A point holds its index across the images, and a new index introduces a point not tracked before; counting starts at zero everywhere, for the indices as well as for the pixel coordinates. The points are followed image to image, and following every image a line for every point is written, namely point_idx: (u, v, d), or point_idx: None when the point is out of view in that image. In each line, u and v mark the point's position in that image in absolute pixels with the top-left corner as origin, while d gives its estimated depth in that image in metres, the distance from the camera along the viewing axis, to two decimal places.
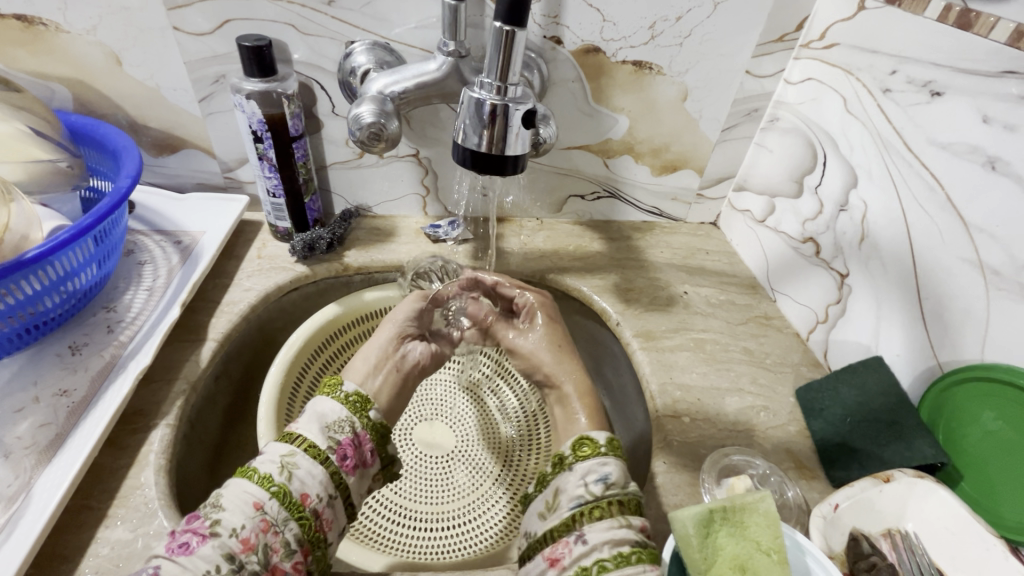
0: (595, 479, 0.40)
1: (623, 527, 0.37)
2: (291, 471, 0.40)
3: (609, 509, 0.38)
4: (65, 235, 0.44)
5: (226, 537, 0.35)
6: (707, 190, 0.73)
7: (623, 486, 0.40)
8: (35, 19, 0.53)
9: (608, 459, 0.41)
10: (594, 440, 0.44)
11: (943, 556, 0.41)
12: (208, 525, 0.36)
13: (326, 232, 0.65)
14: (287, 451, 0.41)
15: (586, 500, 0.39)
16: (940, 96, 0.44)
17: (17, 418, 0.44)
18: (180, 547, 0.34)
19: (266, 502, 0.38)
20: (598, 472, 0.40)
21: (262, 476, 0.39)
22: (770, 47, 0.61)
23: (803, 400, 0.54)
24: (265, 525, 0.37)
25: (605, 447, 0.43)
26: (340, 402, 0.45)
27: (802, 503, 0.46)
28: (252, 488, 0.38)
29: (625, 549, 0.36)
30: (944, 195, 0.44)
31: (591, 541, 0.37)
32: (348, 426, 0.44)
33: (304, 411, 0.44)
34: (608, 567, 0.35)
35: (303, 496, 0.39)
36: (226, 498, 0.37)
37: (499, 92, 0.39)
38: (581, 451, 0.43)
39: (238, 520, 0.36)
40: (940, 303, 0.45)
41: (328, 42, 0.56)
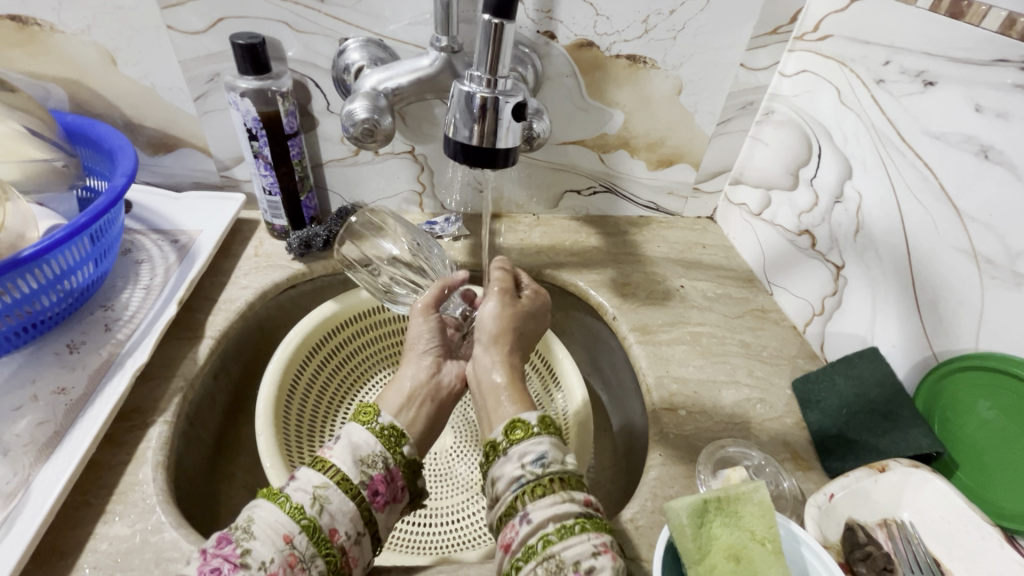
0: (532, 460, 0.39)
1: (567, 501, 0.36)
2: (322, 505, 0.38)
3: (551, 486, 0.37)
4: (61, 233, 0.44)
5: (255, 570, 0.34)
6: (704, 184, 0.73)
7: (562, 462, 0.38)
8: (29, 20, 0.53)
9: (541, 439, 0.40)
10: (527, 421, 0.41)
11: (940, 546, 0.41)
12: (239, 553, 0.34)
13: (322, 229, 0.64)
14: (320, 482, 0.39)
15: (528, 479, 0.38)
16: (933, 86, 0.44)
17: (15, 415, 0.44)
18: (212, 574, 0.33)
19: (297, 536, 0.36)
20: (535, 453, 0.39)
21: (293, 506, 0.38)
22: (764, 40, 0.61)
23: (800, 392, 0.54)
24: (293, 560, 0.36)
25: (538, 428, 0.41)
26: (375, 435, 0.44)
27: (798, 493, 0.46)
28: (284, 518, 0.37)
29: (569, 521, 0.35)
30: (938, 184, 0.44)
31: (535, 519, 0.36)
32: (381, 461, 0.43)
33: (339, 437, 0.43)
34: (552, 541, 0.34)
35: (332, 531, 0.38)
36: (258, 526, 0.36)
37: (489, 85, 0.39)
38: (513, 435, 0.41)
39: (268, 552, 0.35)
40: (935, 293, 0.45)
41: (321, 39, 0.56)
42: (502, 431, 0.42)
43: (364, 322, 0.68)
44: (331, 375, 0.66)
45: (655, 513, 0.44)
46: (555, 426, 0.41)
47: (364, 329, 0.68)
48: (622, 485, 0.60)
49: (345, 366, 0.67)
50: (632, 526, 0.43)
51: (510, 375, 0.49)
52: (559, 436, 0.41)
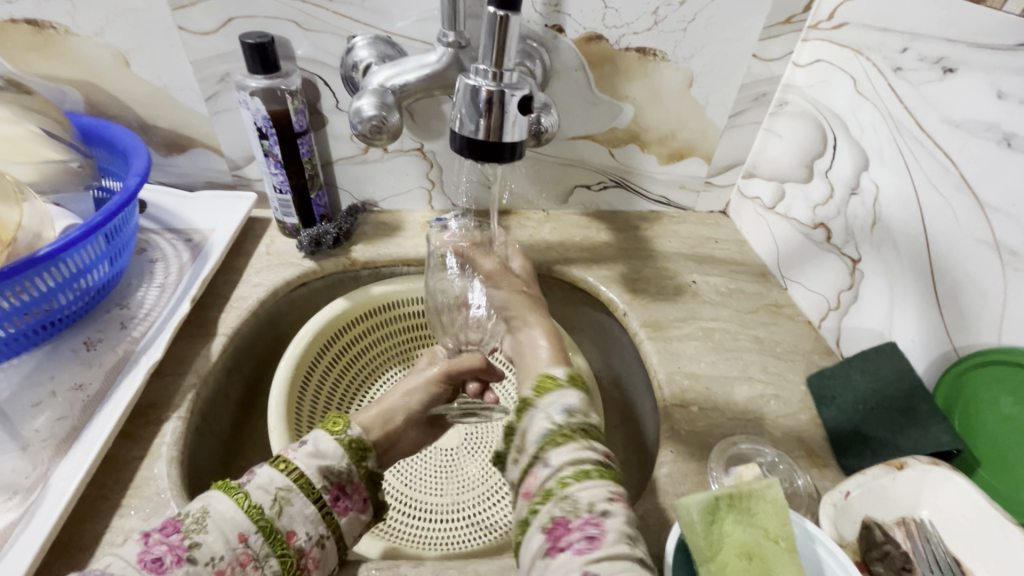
0: (558, 410, 0.42)
1: (586, 448, 0.39)
2: (282, 507, 0.41)
3: (572, 435, 0.40)
4: (76, 232, 0.45)
5: (202, 565, 0.36)
6: (716, 178, 0.72)
7: (585, 416, 0.42)
8: (45, 23, 0.54)
9: (568, 391, 0.44)
10: (555, 376, 0.46)
11: (960, 544, 0.40)
12: (187, 546, 0.36)
13: (333, 227, 0.65)
14: (281, 484, 0.41)
15: (551, 429, 0.41)
16: (953, 73, 0.43)
17: (35, 411, 0.45)
18: (153, 563, 0.34)
19: (251, 535, 0.39)
20: (560, 404, 0.43)
21: (252, 505, 0.39)
22: (777, 30, 0.59)
23: (815, 388, 0.53)
24: (244, 559, 0.38)
25: (565, 381, 0.45)
26: (342, 445, 0.46)
27: (812, 491, 0.45)
28: (240, 516, 0.39)
29: (586, 466, 0.38)
30: (959, 174, 0.43)
31: (554, 464, 0.39)
32: (345, 471, 0.45)
33: (305, 442, 0.45)
34: (569, 483, 0.38)
35: (289, 533, 0.40)
36: (212, 518, 0.38)
37: (495, 78, 0.39)
38: (542, 388, 0.45)
39: (218, 547, 0.37)
40: (956, 286, 0.44)
41: (329, 37, 0.56)
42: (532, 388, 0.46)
43: (371, 321, 0.67)
44: (342, 372, 0.66)
45: (667, 510, 0.44)
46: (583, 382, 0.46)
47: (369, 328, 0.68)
48: (633, 482, 0.60)
49: (356, 362, 0.68)
50: (643, 523, 0.43)
51: (549, 337, 0.53)
52: (586, 391, 0.45)
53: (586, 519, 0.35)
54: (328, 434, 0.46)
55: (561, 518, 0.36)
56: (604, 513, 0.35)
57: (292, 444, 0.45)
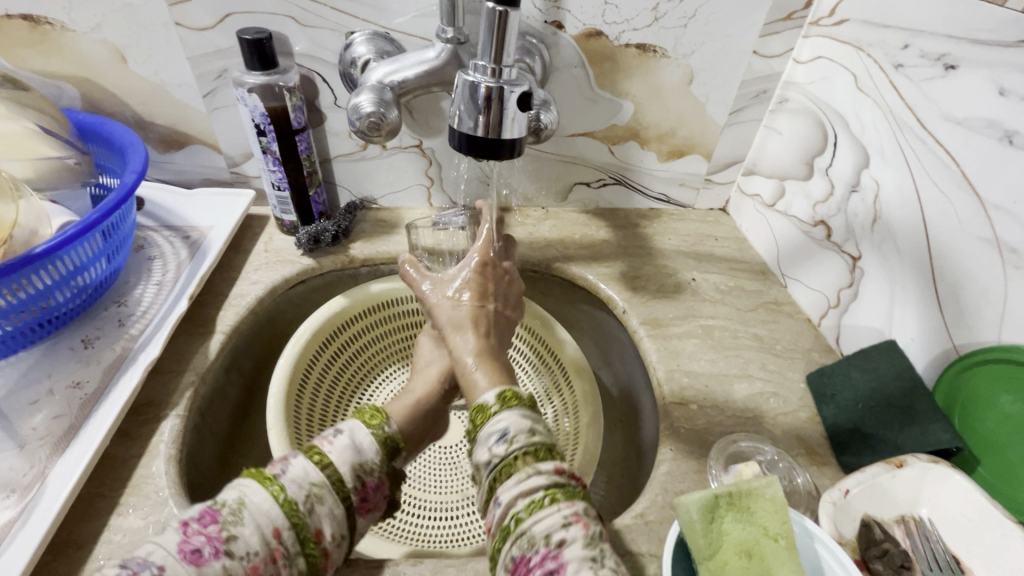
0: (495, 440, 0.38)
1: (534, 475, 0.35)
2: (314, 505, 0.38)
3: (516, 464, 0.36)
4: (73, 230, 0.45)
5: (238, 560, 0.33)
6: (715, 175, 0.72)
7: (528, 434, 0.37)
8: (41, 19, 0.54)
9: (503, 415, 0.39)
10: (485, 403, 0.41)
11: (960, 543, 0.40)
12: (224, 539, 0.34)
13: (332, 224, 0.64)
14: (317, 480, 0.39)
15: (496, 462, 0.37)
16: (954, 70, 0.43)
17: (32, 409, 0.45)
18: (191, 554, 0.32)
19: (285, 531, 0.36)
20: (496, 432, 0.38)
21: (288, 500, 0.37)
22: (778, 27, 0.59)
23: (814, 386, 0.53)
24: (276, 555, 0.35)
25: (497, 406, 0.40)
26: (376, 440, 0.44)
27: (812, 489, 0.45)
28: (275, 510, 0.36)
29: (537, 494, 0.34)
30: (960, 172, 0.43)
31: (504, 501, 0.35)
32: (375, 469, 0.42)
33: (341, 433, 0.42)
34: (522, 518, 0.33)
35: (317, 533, 0.38)
36: (250, 511, 0.35)
37: (494, 74, 0.39)
38: (477, 419, 0.40)
39: (254, 541, 0.35)
40: (957, 284, 0.44)
41: (328, 33, 0.56)
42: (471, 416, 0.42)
43: (369, 318, 0.67)
44: (340, 369, 0.66)
45: (666, 508, 0.43)
46: (515, 400, 0.41)
47: (367, 323, 0.67)
48: (632, 479, 0.60)
49: (355, 360, 0.68)
50: (643, 521, 0.43)
51: (478, 352, 0.48)
52: (524, 407, 0.40)
53: (545, 554, 0.32)
54: (365, 428, 0.44)
55: (521, 556, 0.32)
56: (562, 543, 0.32)
57: (328, 434, 0.42)
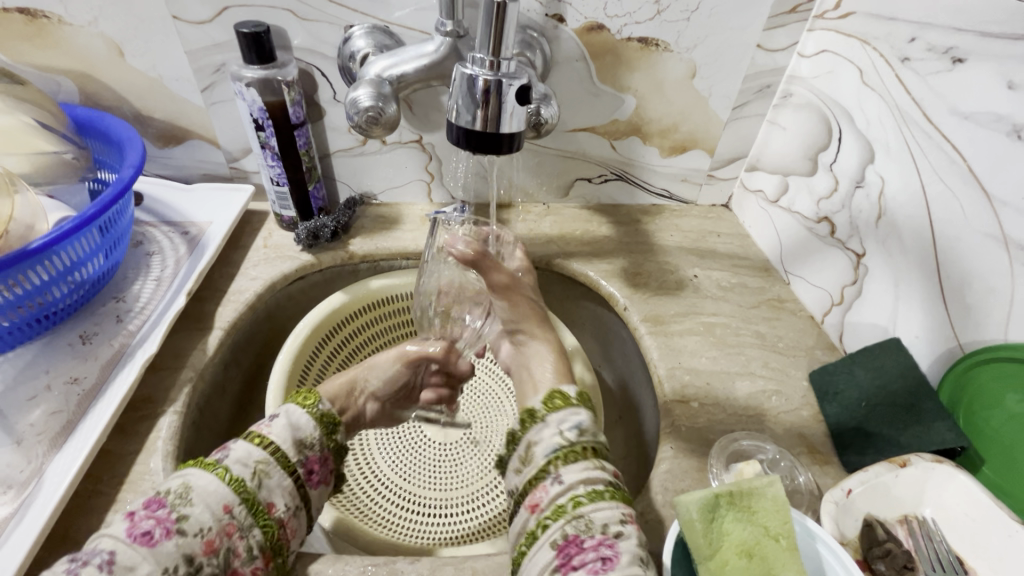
0: (568, 426, 0.44)
1: (596, 468, 0.41)
2: (262, 479, 0.41)
3: (582, 453, 0.42)
4: (70, 225, 0.44)
5: (191, 536, 0.36)
6: (718, 171, 0.71)
7: (594, 434, 0.44)
8: (38, 12, 0.54)
9: (579, 410, 0.46)
10: (566, 394, 0.48)
11: (963, 543, 0.39)
12: (175, 519, 0.36)
13: (331, 220, 0.64)
14: (261, 458, 0.41)
15: (562, 445, 0.42)
16: (963, 63, 0.42)
17: (30, 405, 0.45)
18: (142, 536, 0.35)
19: (236, 506, 0.38)
20: (571, 420, 0.44)
21: (233, 478, 0.39)
22: (783, 19, 0.58)
23: (817, 384, 0.52)
24: (231, 528, 0.38)
25: (576, 400, 0.47)
26: (314, 418, 0.46)
27: (814, 488, 0.45)
28: (222, 489, 0.38)
29: (599, 486, 0.39)
30: (967, 167, 0.42)
31: (565, 481, 0.40)
32: (316, 443, 0.46)
33: (278, 416, 0.45)
34: (582, 502, 0.39)
35: (269, 504, 0.40)
36: (196, 492, 0.37)
37: (493, 67, 0.38)
38: (553, 405, 0.46)
39: (206, 519, 0.37)
40: (963, 282, 0.43)
41: (326, 27, 0.55)
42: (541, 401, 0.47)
43: (369, 314, 0.67)
44: (340, 365, 0.66)
45: (666, 507, 0.43)
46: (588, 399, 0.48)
47: (369, 319, 0.67)
48: (633, 477, 0.60)
49: (354, 357, 0.67)
50: (643, 519, 0.42)
51: (555, 352, 0.55)
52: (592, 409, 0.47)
53: (599, 541, 0.36)
54: (301, 408, 0.46)
55: (573, 536, 0.37)
56: (618, 535, 0.36)
57: (263, 420, 0.44)
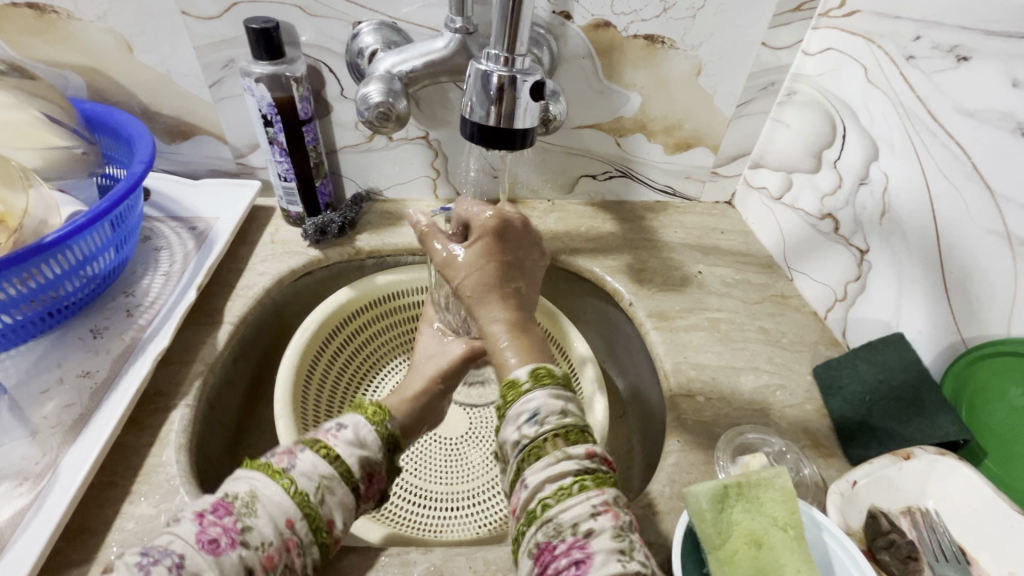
0: (526, 419, 0.37)
1: (562, 460, 0.35)
2: (324, 496, 0.39)
3: (546, 447, 0.35)
4: (83, 219, 0.45)
5: (253, 550, 0.34)
6: (722, 168, 0.71)
7: (557, 419, 0.36)
8: (47, 7, 0.54)
9: (534, 394, 0.38)
10: (517, 377, 0.40)
11: (966, 535, 0.40)
12: (239, 529, 0.34)
13: (338, 216, 0.64)
14: (326, 473, 0.39)
15: (526, 443, 0.36)
16: (967, 61, 0.43)
17: (43, 398, 0.45)
18: (209, 544, 0.33)
19: (298, 521, 0.37)
20: (527, 411, 0.37)
21: (299, 492, 0.38)
22: (787, 17, 0.59)
23: (821, 378, 0.53)
24: (291, 544, 0.36)
25: (530, 384, 0.39)
26: (380, 437, 0.44)
27: (819, 480, 0.45)
28: (287, 502, 0.37)
29: (566, 481, 0.34)
30: (970, 164, 0.43)
31: (532, 485, 0.35)
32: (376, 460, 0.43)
33: (345, 428, 0.43)
34: (550, 505, 0.34)
35: (329, 522, 0.38)
36: (262, 503, 0.36)
37: (507, 64, 0.39)
38: (507, 398, 0.39)
39: (268, 531, 0.35)
40: (965, 277, 0.44)
41: (334, 23, 0.55)
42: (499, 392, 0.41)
43: (380, 310, 0.68)
44: (347, 361, 0.66)
45: (674, 498, 0.44)
46: (549, 378, 0.39)
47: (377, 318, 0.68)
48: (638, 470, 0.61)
49: (360, 352, 0.68)
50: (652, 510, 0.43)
51: (512, 324, 0.44)
52: (557, 387, 0.39)
53: (571, 543, 0.32)
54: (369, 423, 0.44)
55: (546, 543, 0.33)
56: (590, 534, 0.32)
57: (330, 428, 0.42)
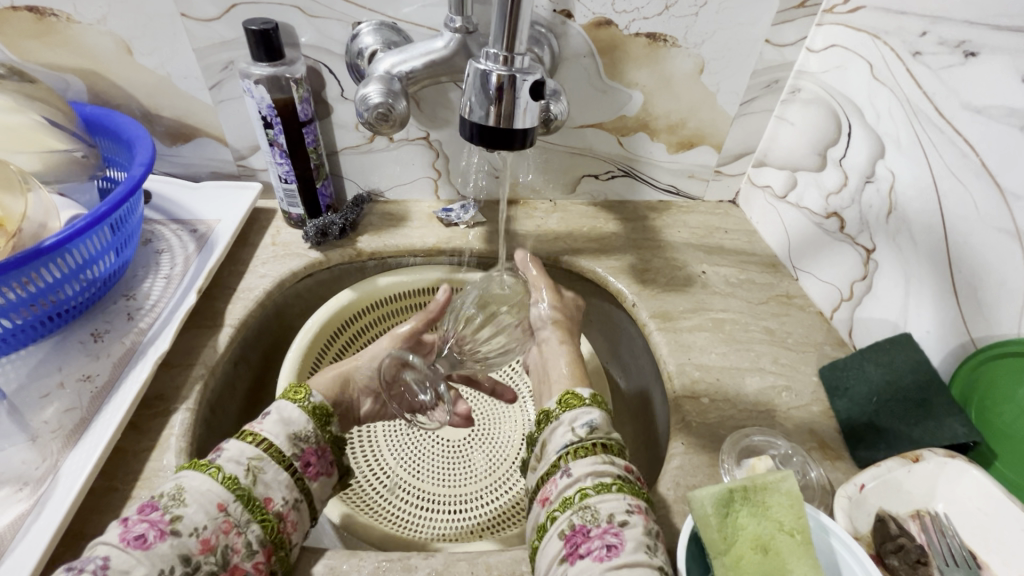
0: (580, 424, 0.45)
1: (605, 463, 0.42)
2: (257, 476, 0.41)
3: (592, 449, 0.43)
4: (82, 223, 0.44)
5: (187, 536, 0.35)
6: (726, 166, 0.71)
7: (606, 432, 0.45)
8: (47, 11, 0.54)
9: (592, 409, 0.47)
10: (579, 394, 0.49)
11: (976, 538, 0.39)
12: (168, 520, 0.36)
13: (339, 217, 0.64)
14: (253, 454, 0.41)
15: (572, 441, 0.44)
16: (975, 56, 0.42)
17: (44, 402, 0.45)
18: (135, 540, 0.34)
19: (231, 504, 0.38)
20: (584, 418, 0.45)
21: (228, 476, 0.39)
22: (791, 14, 0.58)
23: (827, 380, 0.52)
24: (227, 526, 0.37)
25: (589, 401, 0.48)
26: (306, 412, 0.47)
27: (826, 483, 0.45)
28: (217, 487, 0.38)
29: (606, 479, 0.40)
30: (979, 161, 0.42)
31: (574, 474, 0.41)
32: (313, 436, 0.46)
33: (269, 412, 0.46)
34: (589, 494, 0.39)
35: (266, 500, 0.40)
36: (190, 494, 0.37)
37: (506, 62, 0.38)
38: (567, 404, 0.48)
39: (200, 518, 0.37)
40: (975, 276, 0.43)
41: (334, 24, 0.55)
42: (556, 402, 0.49)
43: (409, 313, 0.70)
44: None
45: (678, 502, 0.43)
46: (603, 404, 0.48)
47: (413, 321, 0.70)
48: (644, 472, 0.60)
49: None
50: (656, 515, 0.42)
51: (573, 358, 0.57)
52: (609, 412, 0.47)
53: (605, 529, 0.37)
54: (292, 402, 0.47)
55: (580, 526, 0.38)
56: (624, 524, 0.37)
57: (255, 419, 0.45)
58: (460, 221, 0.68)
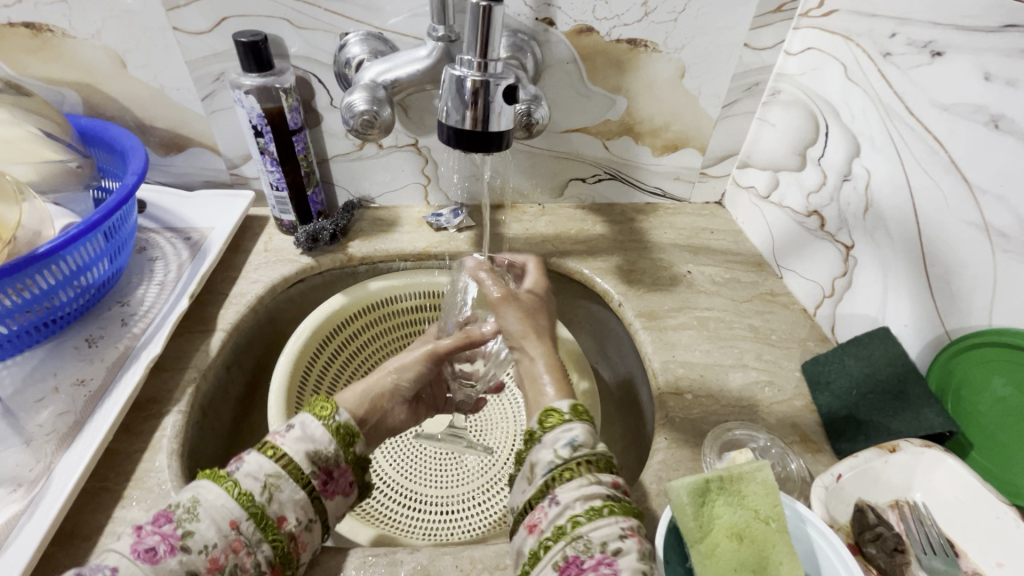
0: (562, 444, 0.41)
1: (593, 484, 0.38)
2: (272, 493, 0.41)
3: (577, 470, 0.40)
4: (76, 231, 0.46)
5: (196, 554, 0.36)
6: (711, 168, 0.72)
7: (591, 448, 0.41)
8: (43, 26, 0.55)
9: (573, 424, 0.42)
10: (559, 408, 0.44)
11: (955, 528, 0.40)
12: (180, 535, 0.36)
13: (329, 223, 0.65)
14: (270, 471, 0.41)
15: (556, 463, 0.40)
16: (941, 56, 0.43)
17: (38, 406, 0.46)
18: (146, 552, 0.35)
19: (243, 522, 0.38)
20: (565, 437, 0.41)
21: (242, 492, 0.39)
22: (768, 18, 0.59)
23: (810, 374, 0.53)
24: (237, 545, 0.38)
25: (570, 415, 0.43)
26: (330, 431, 0.45)
27: (805, 475, 0.45)
28: (232, 504, 0.39)
29: (597, 503, 0.37)
30: (947, 156, 0.43)
31: (562, 501, 0.38)
32: (332, 456, 0.45)
33: (293, 427, 0.44)
34: (580, 522, 0.36)
35: (280, 518, 0.40)
36: (205, 508, 0.38)
37: (481, 68, 0.40)
38: (547, 423, 0.43)
39: (211, 535, 0.37)
40: (947, 270, 0.44)
41: (323, 35, 0.57)
42: (538, 420, 0.44)
43: (401, 316, 0.71)
44: (341, 365, 0.67)
45: (659, 495, 0.44)
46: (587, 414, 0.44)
47: (414, 318, 0.72)
48: (634, 470, 0.61)
49: (356, 355, 0.69)
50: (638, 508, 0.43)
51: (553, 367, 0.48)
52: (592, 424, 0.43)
53: (599, 560, 0.34)
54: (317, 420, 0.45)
55: (574, 557, 0.35)
56: (618, 552, 0.35)
57: (279, 430, 0.44)
58: (449, 227, 0.69)
